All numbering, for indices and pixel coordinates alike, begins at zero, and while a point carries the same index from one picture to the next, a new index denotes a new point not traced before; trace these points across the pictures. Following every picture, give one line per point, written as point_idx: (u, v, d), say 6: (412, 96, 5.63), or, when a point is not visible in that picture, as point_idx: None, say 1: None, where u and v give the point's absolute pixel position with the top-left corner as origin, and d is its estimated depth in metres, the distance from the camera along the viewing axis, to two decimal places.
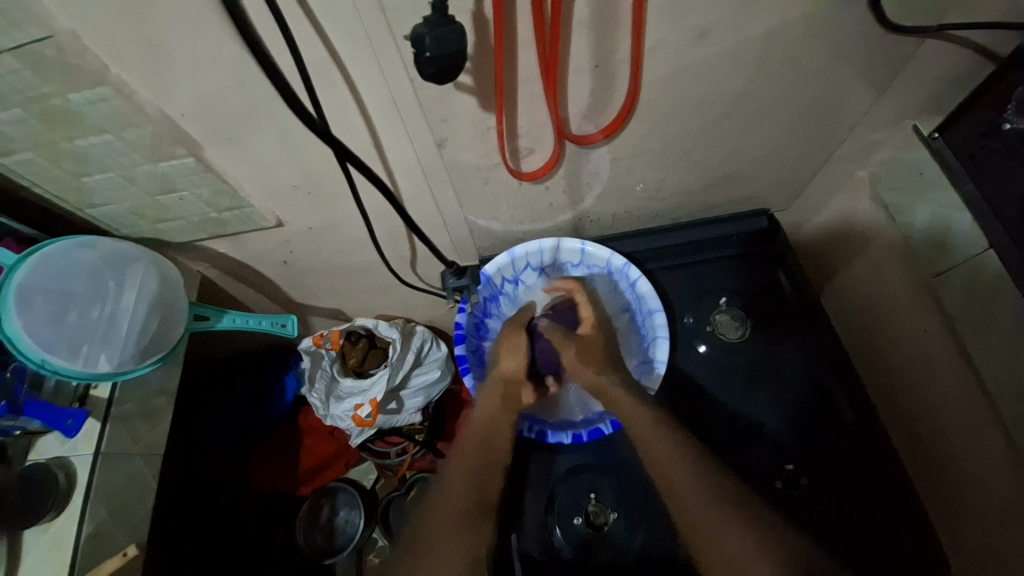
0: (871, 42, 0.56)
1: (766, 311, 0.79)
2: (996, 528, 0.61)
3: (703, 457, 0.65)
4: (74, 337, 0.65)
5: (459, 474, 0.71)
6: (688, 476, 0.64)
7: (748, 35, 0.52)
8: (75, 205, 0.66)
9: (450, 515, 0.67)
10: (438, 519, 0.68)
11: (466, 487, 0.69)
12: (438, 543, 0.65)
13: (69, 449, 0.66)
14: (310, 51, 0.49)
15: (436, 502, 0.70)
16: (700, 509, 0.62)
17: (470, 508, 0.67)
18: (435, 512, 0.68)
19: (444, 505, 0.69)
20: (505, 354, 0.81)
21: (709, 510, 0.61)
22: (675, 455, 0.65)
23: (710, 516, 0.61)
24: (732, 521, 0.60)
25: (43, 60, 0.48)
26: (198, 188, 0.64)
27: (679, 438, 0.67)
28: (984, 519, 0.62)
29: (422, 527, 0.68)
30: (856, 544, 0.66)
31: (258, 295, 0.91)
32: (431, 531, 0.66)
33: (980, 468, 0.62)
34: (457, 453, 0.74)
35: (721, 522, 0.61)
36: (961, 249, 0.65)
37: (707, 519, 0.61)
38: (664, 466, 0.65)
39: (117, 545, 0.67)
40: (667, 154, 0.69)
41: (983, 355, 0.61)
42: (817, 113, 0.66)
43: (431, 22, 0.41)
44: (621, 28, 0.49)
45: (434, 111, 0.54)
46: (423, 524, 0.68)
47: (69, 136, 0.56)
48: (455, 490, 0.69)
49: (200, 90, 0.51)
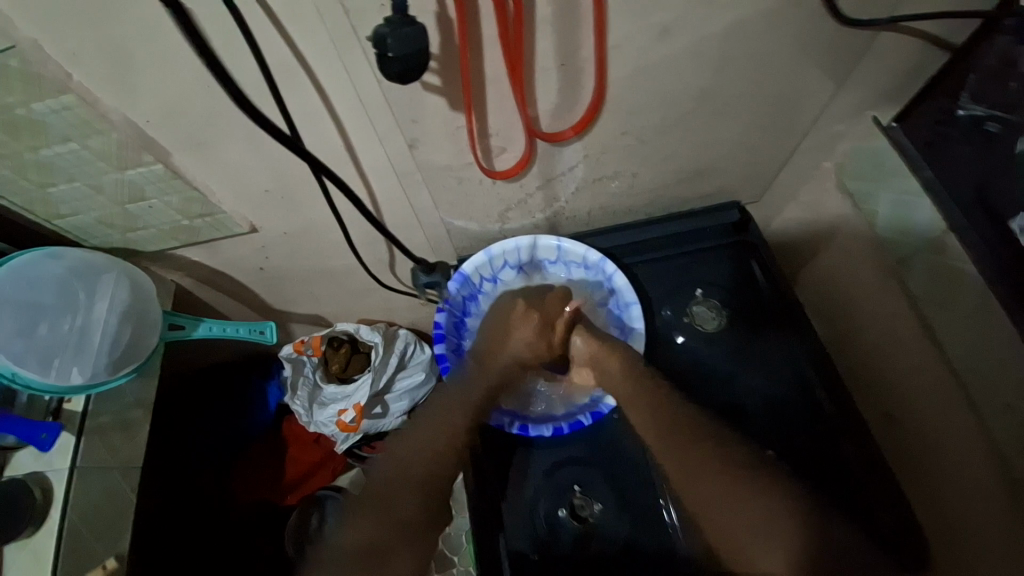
0: (827, 35, 0.58)
1: (740, 301, 0.81)
2: (970, 506, 0.59)
3: (693, 423, 0.68)
4: (46, 351, 0.64)
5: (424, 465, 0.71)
6: (676, 434, 0.67)
7: (708, 31, 0.54)
8: (42, 216, 0.65)
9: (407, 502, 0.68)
10: (389, 504, 0.68)
11: (426, 474, 0.70)
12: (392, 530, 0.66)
13: (44, 464, 0.64)
14: (277, 55, 0.50)
15: (388, 481, 0.70)
16: (693, 464, 0.65)
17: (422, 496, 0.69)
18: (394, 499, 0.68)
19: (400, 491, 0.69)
20: (521, 333, 0.81)
21: (700, 469, 0.65)
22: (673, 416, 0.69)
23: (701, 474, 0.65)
24: (722, 477, 0.64)
25: (2, 68, 0.47)
26: (168, 196, 0.64)
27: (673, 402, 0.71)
28: (961, 497, 0.60)
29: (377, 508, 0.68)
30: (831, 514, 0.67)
31: (236, 303, 0.90)
32: (392, 516, 0.67)
33: (952, 445, 0.62)
34: (417, 429, 0.75)
35: (710, 479, 0.64)
36: (917, 234, 0.69)
37: (698, 478, 0.65)
38: (654, 431, 0.69)
39: (96, 558, 0.65)
40: (638, 148, 0.70)
41: (946, 328, 0.64)
42: (781, 107, 0.68)
43: (393, 23, 0.41)
44: (583, 27, 0.50)
45: (403, 111, 0.54)
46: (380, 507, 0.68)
47: (34, 146, 0.55)
48: (409, 472, 0.70)
49: (166, 96, 0.51)
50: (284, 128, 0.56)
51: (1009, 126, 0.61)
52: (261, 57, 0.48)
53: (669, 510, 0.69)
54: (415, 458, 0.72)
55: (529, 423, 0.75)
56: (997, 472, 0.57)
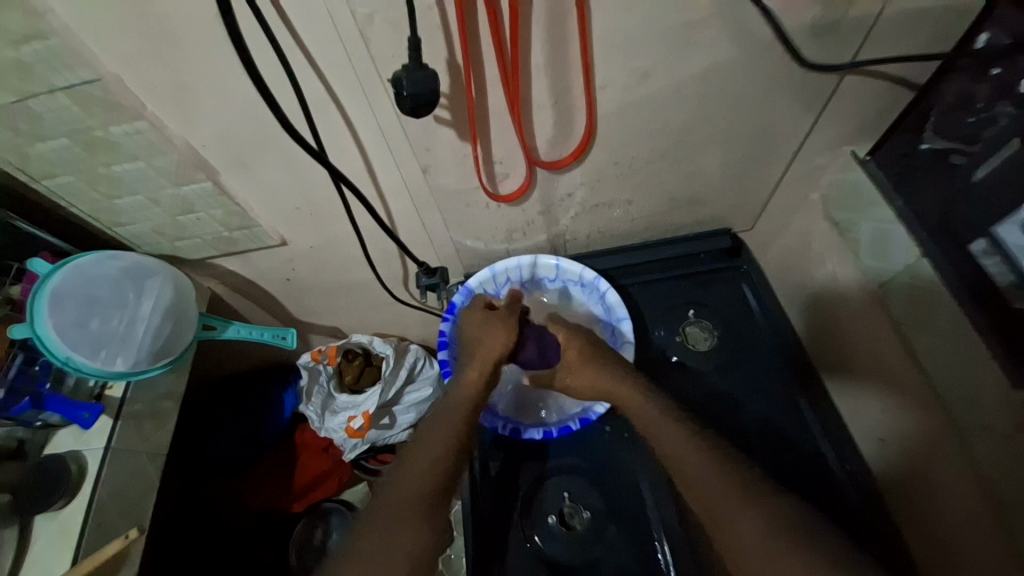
0: (797, 78, 0.65)
1: (730, 323, 0.85)
2: (979, 538, 0.61)
3: (689, 434, 0.65)
4: (95, 339, 0.72)
5: (422, 475, 0.67)
6: (697, 453, 0.63)
7: (685, 74, 0.61)
8: (104, 223, 0.75)
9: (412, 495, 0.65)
10: (397, 493, 0.65)
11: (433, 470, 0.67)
12: (391, 522, 0.63)
13: (82, 442, 0.72)
14: (314, 91, 0.59)
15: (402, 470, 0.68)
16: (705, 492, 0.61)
17: (429, 495, 0.65)
18: (394, 510, 0.64)
19: (398, 504, 0.64)
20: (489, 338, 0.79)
21: (707, 479, 0.61)
22: (685, 442, 0.64)
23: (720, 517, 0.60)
24: (752, 510, 0.58)
25: (90, 97, 0.57)
26: (213, 209, 0.73)
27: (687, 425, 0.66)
28: (953, 522, 0.64)
29: (375, 522, 0.63)
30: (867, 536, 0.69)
31: (261, 311, 0.98)
32: (395, 507, 0.64)
33: (948, 471, 0.65)
34: (432, 426, 0.72)
35: (733, 501, 0.59)
36: (898, 260, 0.72)
37: (728, 511, 0.59)
38: (658, 441, 0.66)
39: (119, 529, 0.72)
40: (632, 176, 0.77)
41: (930, 352, 0.67)
42: (760, 140, 0.74)
43: (409, 67, 0.50)
44: (572, 70, 0.58)
45: (419, 142, 0.63)
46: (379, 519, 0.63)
47: (106, 162, 0.65)
48: (419, 464, 0.67)
49: (220, 122, 0.61)
50: (312, 140, 0.64)
51: (971, 158, 0.62)
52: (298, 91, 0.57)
53: (663, 550, 0.71)
54: (412, 468, 0.67)
55: (521, 426, 0.79)
56: (990, 502, 0.59)
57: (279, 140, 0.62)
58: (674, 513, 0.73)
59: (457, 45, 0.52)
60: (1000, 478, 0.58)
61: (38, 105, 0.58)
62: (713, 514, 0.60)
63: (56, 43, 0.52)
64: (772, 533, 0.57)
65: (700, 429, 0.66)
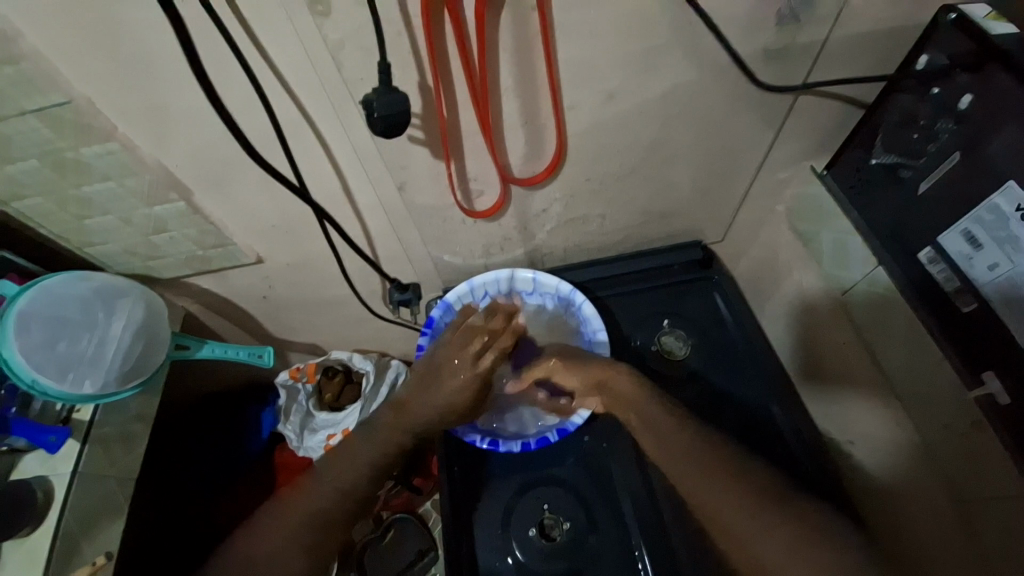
0: (756, 98, 0.68)
1: (704, 332, 0.87)
2: (943, 535, 0.63)
3: (679, 427, 0.66)
4: (63, 361, 0.70)
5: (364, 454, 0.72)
6: (686, 445, 0.64)
7: (649, 95, 0.64)
8: (75, 244, 0.74)
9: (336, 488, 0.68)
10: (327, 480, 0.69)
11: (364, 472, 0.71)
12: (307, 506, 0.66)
13: (49, 467, 0.69)
14: (287, 113, 0.60)
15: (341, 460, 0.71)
16: (701, 482, 0.61)
17: (348, 496, 0.68)
18: (336, 477, 0.69)
19: (341, 474, 0.69)
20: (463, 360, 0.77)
21: (697, 466, 0.62)
22: (670, 437, 0.66)
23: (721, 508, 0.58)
24: (743, 496, 0.58)
25: (61, 119, 0.57)
26: (188, 228, 0.73)
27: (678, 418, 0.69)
28: (916, 518, 0.67)
29: (316, 489, 0.67)
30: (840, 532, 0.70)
31: (238, 330, 0.97)
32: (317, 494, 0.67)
33: (917, 472, 0.68)
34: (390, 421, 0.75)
35: (725, 489, 0.59)
36: (855, 268, 0.75)
37: (721, 499, 0.58)
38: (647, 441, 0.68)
39: (85, 557, 0.69)
40: (604, 192, 0.79)
41: (887, 355, 0.72)
42: (725, 156, 0.78)
43: (379, 90, 0.51)
44: (541, 91, 0.60)
45: (394, 159, 0.64)
46: (319, 489, 0.68)
47: (77, 183, 0.65)
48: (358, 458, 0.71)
49: (194, 142, 0.61)
50: (292, 177, 0.67)
51: (916, 172, 0.65)
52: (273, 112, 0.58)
53: (644, 561, 0.72)
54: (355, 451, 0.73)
55: (499, 439, 0.79)
56: (951, 496, 0.64)
57: (253, 160, 0.62)
58: (653, 521, 0.74)
59: (428, 68, 0.54)
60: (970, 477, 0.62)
61: (7, 127, 0.57)
62: (706, 502, 0.59)
63: (27, 67, 0.52)
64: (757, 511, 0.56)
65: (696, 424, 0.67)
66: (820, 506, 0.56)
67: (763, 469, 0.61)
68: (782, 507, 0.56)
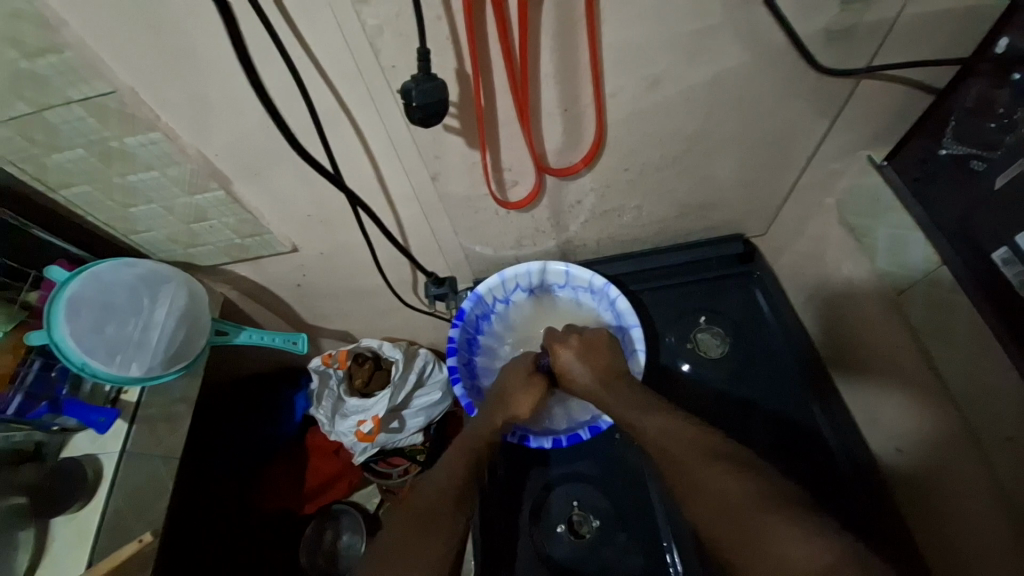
0: (811, 83, 0.63)
1: (740, 330, 0.85)
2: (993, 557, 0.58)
3: (685, 431, 0.64)
4: (111, 344, 0.73)
5: (453, 453, 0.70)
6: (688, 446, 0.62)
7: (696, 81, 0.61)
8: (121, 231, 0.77)
9: (443, 488, 0.65)
10: (432, 484, 0.66)
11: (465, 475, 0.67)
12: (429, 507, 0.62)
13: (98, 445, 0.73)
14: (323, 102, 0.60)
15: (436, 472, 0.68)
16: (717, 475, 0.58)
17: (455, 492, 0.65)
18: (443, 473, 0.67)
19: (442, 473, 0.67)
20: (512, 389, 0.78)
21: (697, 464, 0.60)
22: (673, 436, 0.64)
23: (730, 502, 0.55)
24: (752, 501, 0.54)
25: (105, 109, 0.58)
26: (226, 217, 0.74)
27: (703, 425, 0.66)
28: (973, 539, 0.61)
29: (428, 490, 0.65)
30: (883, 537, 0.70)
31: (273, 316, 0.99)
32: (428, 497, 0.64)
33: (963, 485, 0.63)
34: (455, 446, 0.72)
35: (728, 491, 0.56)
36: (916, 269, 0.70)
37: (721, 504, 0.55)
38: (646, 440, 0.66)
39: (134, 533, 0.72)
40: (642, 184, 0.77)
41: (946, 360, 0.66)
42: (772, 146, 0.73)
43: (418, 78, 0.50)
44: (582, 77, 0.57)
45: (428, 150, 0.63)
46: (426, 485, 0.66)
47: (122, 172, 0.67)
48: (451, 464, 0.69)
49: (233, 131, 0.62)
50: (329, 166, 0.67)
51: (991, 164, 0.59)
52: (307, 99, 0.57)
53: (673, 555, 0.71)
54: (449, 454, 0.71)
55: (529, 435, 0.79)
56: (1007, 515, 0.58)
57: (288, 151, 0.62)
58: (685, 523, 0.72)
59: (466, 55, 0.52)
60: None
61: (55, 117, 0.59)
62: (709, 505, 0.56)
63: (71, 56, 0.53)
64: (743, 517, 0.53)
65: (706, 429, 0.65)
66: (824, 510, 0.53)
67: (775, 473, 0.58)
68: (788, 508, 0.52)
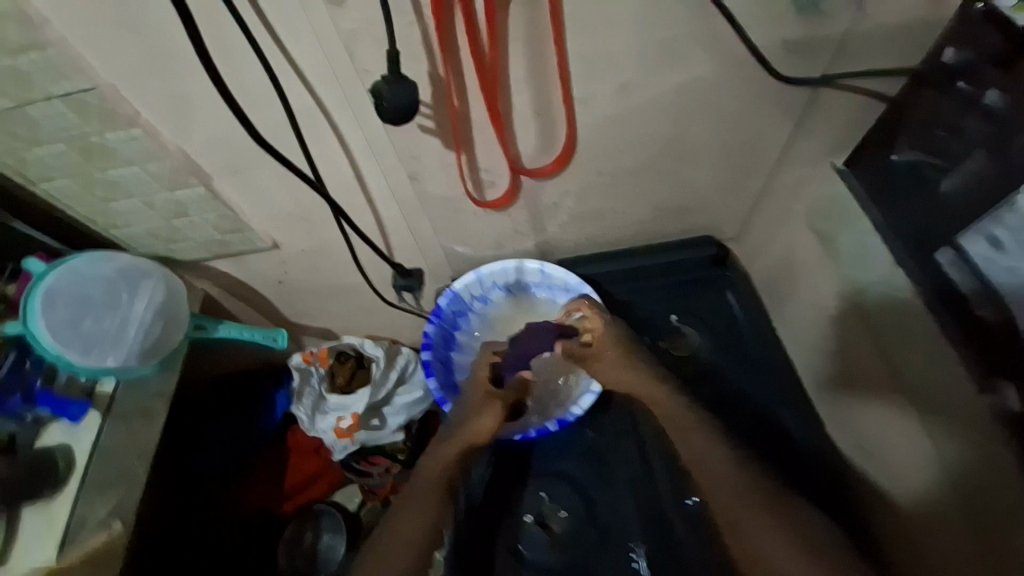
0: (773, 91, 0.66)
1: (709, 328, 0.91)
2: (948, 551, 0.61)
3: (715, 440, 0.68)
4: (88, 337, 0.74)
5: (438, 449, 0.75)
6: (713, 452, 0.67)
7: (662, 87, 0.63)
8: (101, 225, 0.77)
9: (432, 480, 0.72)
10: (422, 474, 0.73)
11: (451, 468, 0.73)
12: (419, 497, 0.71)
13: (71, 436, 0.74)
14: (301, 102, 0.61)
15: (427, 463, 0.75)
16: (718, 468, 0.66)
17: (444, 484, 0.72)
18: (431, 464, 0.74)
19: (432, 463, 0.74)
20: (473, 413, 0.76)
21: (724, 473, 0.65)
22: (705, 437, 0.69)
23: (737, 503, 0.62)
24: (762, 507, 0.61)
25: (85, 105, 0.60)
26: (206, 213, 0.75)
27: (700, 415, 0.72)
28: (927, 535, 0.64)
29: (419, 481, 0.72)
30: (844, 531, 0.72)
31: (254, 313, 1.00)
32: (420, 486, 0.72)
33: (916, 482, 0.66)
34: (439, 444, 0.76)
35: (743, 494, 0.63)
36: (874, 268, 0.69)
37: (739, 508, 0.62)
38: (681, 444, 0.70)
39: (99, 521, 0.71)
40: (616, 187, 0.79)
41: (905, 360, 0.66)
42: (739, 150, 0.76)
43: (388, 79, 0.52)
44: (551, 80, 0.59)
45: (406, 150, 0.65)
46: (417, 475, 0.74)
47: (103, 167, 0.68)
48: (437, 458, 0.74)
49: (213, 128, 0.63)
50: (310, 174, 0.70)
51: (940, 170, 0.60)
52: (285, 99, 0.59)
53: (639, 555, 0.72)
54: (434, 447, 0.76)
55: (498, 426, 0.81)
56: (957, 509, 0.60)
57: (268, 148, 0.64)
58: (655, 521, 0.74)
59: (438, 57, 0.54)
60: (977, 502, 0.57)
61: (35, 112, 0.60)
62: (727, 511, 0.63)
63: (53, 53, 0.54)
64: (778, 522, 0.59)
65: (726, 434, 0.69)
66: (794, 499, 0.63)
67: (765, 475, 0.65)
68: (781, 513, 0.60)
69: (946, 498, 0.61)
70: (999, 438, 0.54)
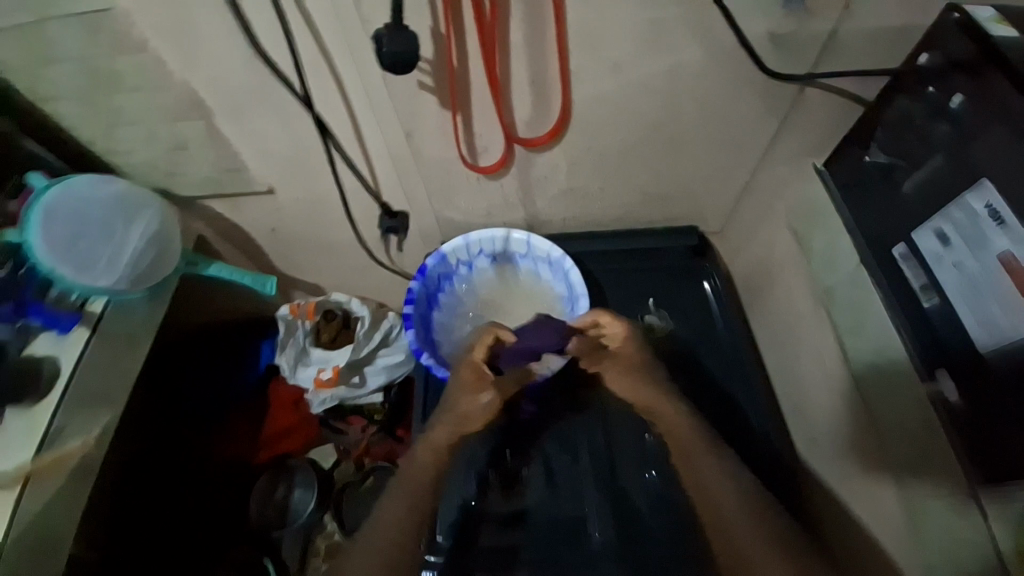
0: (760, 84, 0.69)
1: (682, 313, 0.94)
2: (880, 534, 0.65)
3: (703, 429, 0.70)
4: (81, 254, 0.76)
5: (437, 429, 0.75)
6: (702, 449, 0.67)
7: (654, 68, 0.66)
8: (102, 150, 0.79)
9: (429, 459, 0.72)
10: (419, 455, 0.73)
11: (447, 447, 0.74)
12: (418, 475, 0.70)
13: (58, 348, 0.77)
14: (308, 47, 0.64)
15: (423, 444, 0.75)
16: (711, 483, 0.63)
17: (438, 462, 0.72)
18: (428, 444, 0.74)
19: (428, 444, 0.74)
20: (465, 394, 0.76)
21: (709, 471, 0.64)
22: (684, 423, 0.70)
23: (720, 502, 0.61)
24: (743, 506, 0.59)
25: (99, 25, 0.61)
26: (207, 150, 0.78)
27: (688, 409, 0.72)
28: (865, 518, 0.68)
29: (418, 462, 0.72)
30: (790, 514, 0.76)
31: (246, 260, 1.02)
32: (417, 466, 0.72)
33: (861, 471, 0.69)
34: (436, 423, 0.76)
35: (726, 488, 0.62)
36: (842, 266, 0.72)
37: (720, 507, 0.61)
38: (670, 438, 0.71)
39: (84, 431, 0.77)
40: (605, 167, 0.82)
41: (857, 352, 0.68)
42: (725, 141, 0.79)
43: (390, 28, 0.54)
44: (547, 50, 0.62)
45: (404, 106, 0.67)
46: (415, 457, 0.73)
47: (111, 93, 0.70)
48: (434, 439, 0.74)
49: (220, 63, 0.65)
50: (297, 85, 0.68)
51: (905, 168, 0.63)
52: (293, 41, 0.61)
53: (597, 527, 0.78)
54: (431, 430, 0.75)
55: None
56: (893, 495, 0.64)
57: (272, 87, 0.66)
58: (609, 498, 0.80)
59: (440, 14, 0.56)
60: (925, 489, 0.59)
61: (50, 28, 0.62)
62: (707, 508, 0.62)
63: None
64: (761, 523, 0.58)
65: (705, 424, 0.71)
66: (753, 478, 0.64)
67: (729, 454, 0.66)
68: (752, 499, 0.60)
69: (883, 484, 0.65)
70: (933, 427, 0.58)
